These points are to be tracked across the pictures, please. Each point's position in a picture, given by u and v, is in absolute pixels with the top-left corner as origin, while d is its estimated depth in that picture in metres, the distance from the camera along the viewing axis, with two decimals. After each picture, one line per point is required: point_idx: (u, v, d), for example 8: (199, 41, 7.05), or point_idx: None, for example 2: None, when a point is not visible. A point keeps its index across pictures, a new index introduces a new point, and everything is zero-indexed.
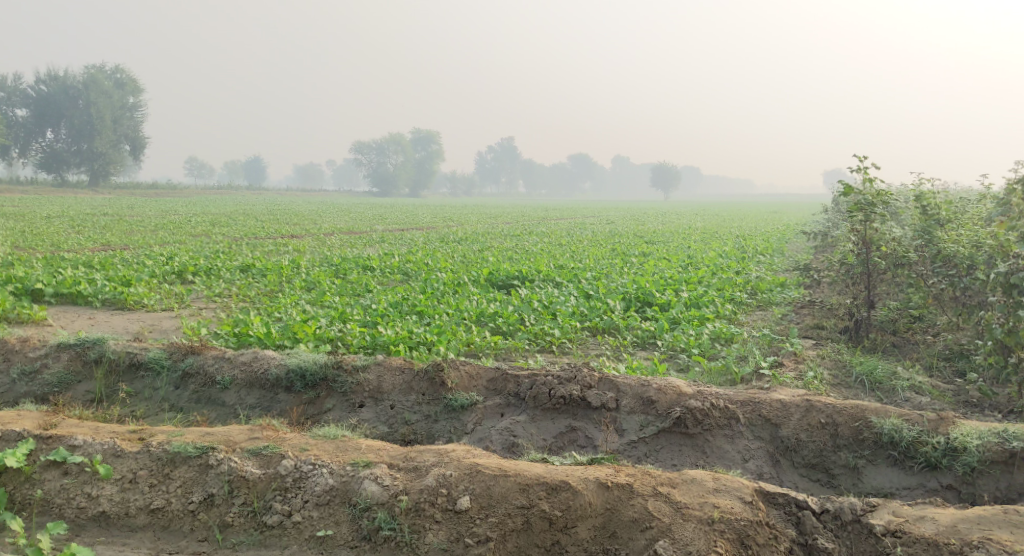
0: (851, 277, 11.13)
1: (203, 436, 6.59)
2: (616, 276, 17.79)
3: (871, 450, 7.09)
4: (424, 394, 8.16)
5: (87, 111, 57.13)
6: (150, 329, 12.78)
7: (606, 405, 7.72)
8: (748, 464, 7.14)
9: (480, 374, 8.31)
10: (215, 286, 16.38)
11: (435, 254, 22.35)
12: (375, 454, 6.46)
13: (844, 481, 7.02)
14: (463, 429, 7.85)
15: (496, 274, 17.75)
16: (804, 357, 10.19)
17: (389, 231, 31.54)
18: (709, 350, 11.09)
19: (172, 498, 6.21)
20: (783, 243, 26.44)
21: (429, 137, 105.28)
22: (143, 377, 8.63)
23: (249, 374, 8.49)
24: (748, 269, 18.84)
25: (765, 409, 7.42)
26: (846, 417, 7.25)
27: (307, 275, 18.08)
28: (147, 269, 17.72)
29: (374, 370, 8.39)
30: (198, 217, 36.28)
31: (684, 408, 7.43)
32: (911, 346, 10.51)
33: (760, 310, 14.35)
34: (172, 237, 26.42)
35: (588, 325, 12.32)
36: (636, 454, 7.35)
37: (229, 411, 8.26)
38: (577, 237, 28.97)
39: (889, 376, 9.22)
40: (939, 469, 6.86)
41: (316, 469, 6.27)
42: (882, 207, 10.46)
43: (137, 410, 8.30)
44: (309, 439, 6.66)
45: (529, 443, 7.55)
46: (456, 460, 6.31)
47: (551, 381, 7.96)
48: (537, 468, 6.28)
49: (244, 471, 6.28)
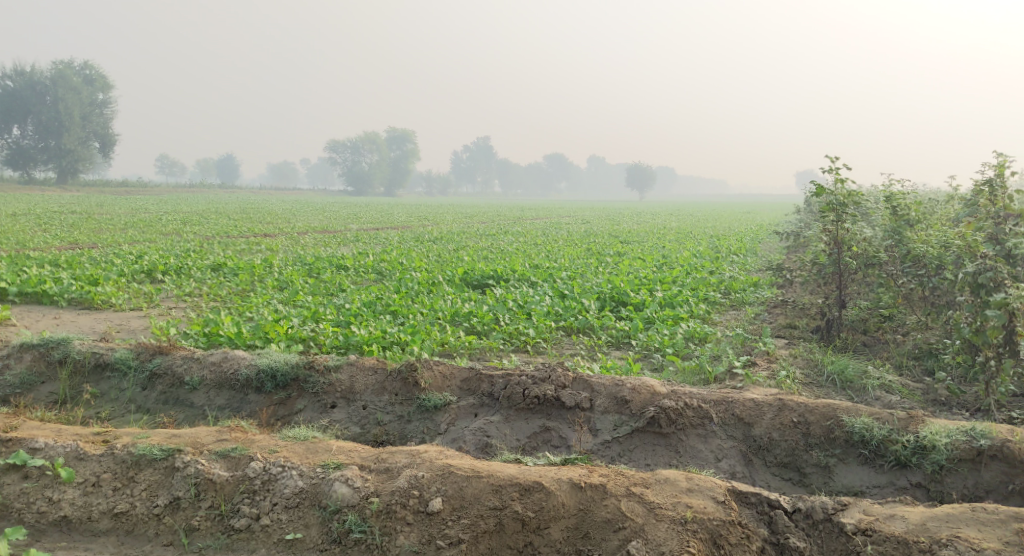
0: (822, 277, 11.16)
1: (170, 438, 6.48)
2: (590, 275, 17.79)
3: (842, 448, 7.10)
4: (397, 395, 8.08)
5: (55, 108, 56.32)
6: (118, 330, 12.60)
7: (580, 405, 7.68)
8: (721, 464, 7.14)
9: (454, 374, 8.24)
10: (185, 286, 16.19)
11: (410, 253, 22.23)
12: (346, 455, 6.38)
13: (815, 479, 7.02)
14: (436, 429, 7.78)
15: (470, 274, 17.68)
16: (776, 357, 10.23)
17: (363, 230, 31.32)
18: (683, 349, 11.10)
19: (136, 501, 6.10)
20: (757, 243, 26.57)
21: (404, 136, 104.84)
22: (109, 378, 8.51)
23: (218, 374, 8.38)
24: (722, 269, 18.92)
25: (738, 408, 7.42)
26: (818, 416, 7.27)
27: (280, 274, 17.91)
28: (115, 269, 17.48)
29: (347, 371, 8.30)
30: (169, 215, 35.87)
31: (657, 407, 7.41)
32: (881, 345, 10.59)
33: (733, 310, 14.40)
34: (142, 236, 26.10)
35: (562, 325, 12.29)
36: (610, 454, 7.32)
37: (197, 412, 8.14)
38: (552, 236, 28.93)
39: (860, 375, 9.28)
40: (908, 468, 6.89)
41: (285, 471, 6.18)
42: (853, 207, 10.57)
43: (102, 411, 8.18)
44: (278, 441, 6.56)
45: (502, 443, 7.50)
46: (428, 461, 6.24)
47: (525, 381, 7.92)
48: (509, 469, 6.23)
49: (211, 474, 6.17)
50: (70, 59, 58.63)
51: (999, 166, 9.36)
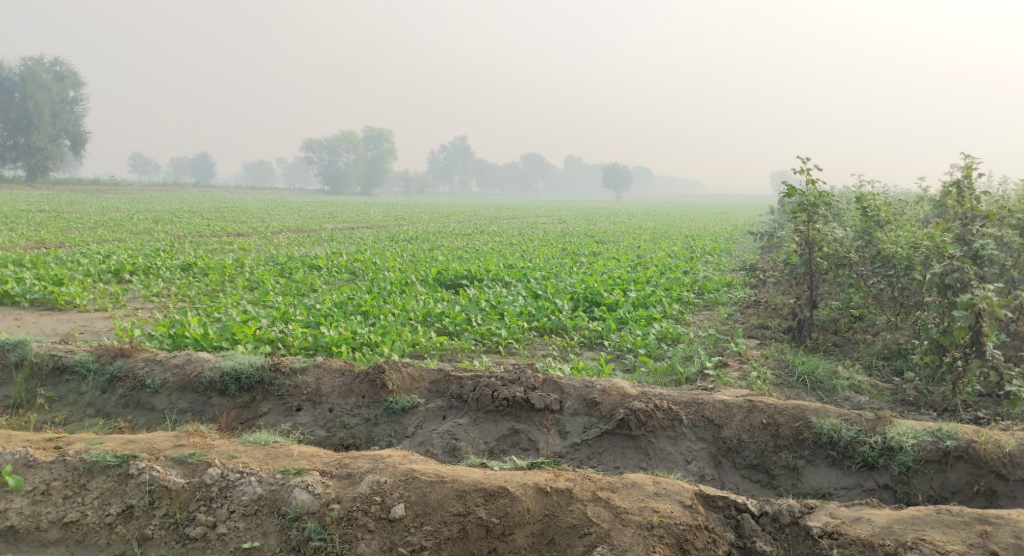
0: (793, 278, 11.18)
1: (124, 444, 6.31)
2: (565, 275, 17.73)
3: (811, 450, 7.06)
4: (364, 397, 7.96)
5: (24, 105, 55.49)
6: (82, 331, 12.38)
7: (549, 407, 7.60)
8: (690, 466, 7.08)
9: (422, 376, 8.12)
10: (153, 286, 15.94)
11: (384, 253, 22.04)
12: (307, 460, 6.25)
13: (784, 481, 6.98)
14: (403, 432, 7.67)
15: (444, 273, 17.55)
16: (748, 357, 10.21)
17: (337, 229, 31.05)
18: (655, 350, 11.05)
19: (88, 510, 5.93)
20: (731, 243, 26.64)
21: (381, 135, 104.38)
22: (67, 381, 8.38)
23: (181, 377, 8.24)
24: (696, 269, 18.91)
25: (708, 410, 7.37)
26: (787, 417, 7.23)
27: (250, 274, 17.70)
28: (81, 268, 17.20)
29: (313, 373, 8.17)
30: (140, 214, 35.44)
31: (627, 409, 7.34)
32: (852, 346, 10.60)
33: (706, 310, 14.38)
34: (112, 235, 25.73)
35: (535, 326, 12.20)
36: (579, 457, 7.24)
37: (158, 416, 7.98)
38: (528, 236, 28.81)
39: (831, 375, 9.27)
40: (876, 469, 6.87)
41: (243, 477, 6.04)
42: (824, 208, 10.59)
43: (60, 415, 8.03)
44: (238, 446, 6.41)
45: (470, 446, 7.39)
46: (391, 466, 6.13)
47: (494, 383, 7.82)
48: (474, 474, 6.13)
49: (166, 481, 6.02)
50: (40, 55, 57.77)
51: (967, 167, 9.40)
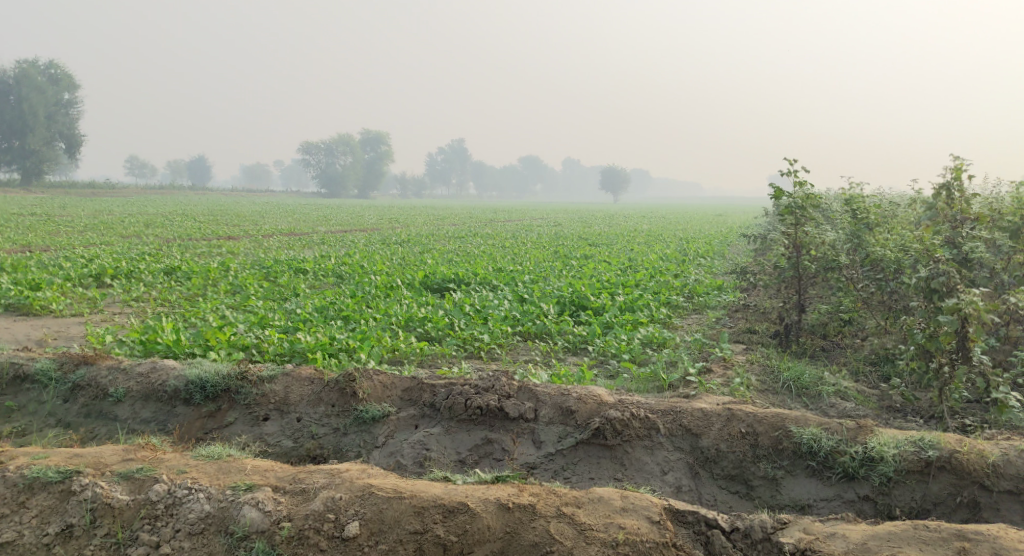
0: (783, 280, 10.94)
1: (70, 459, 6.07)
2: (554, 279, 17.48)
3: (790, 460, 6.83)
4: (333, 406, 7.71)
5: (19, 108, 55.20)
6: (54, 337, 12.13)
7: (523, 416, 7.35)
8: (667, 477, 6.84)
9: (395, 384, 7.86)
10: (134, 290, 15.69)
11: (374, 256, 21.77)
12: (260, 475, 6.03)
13: (762, 492, 6.76)
14: (373, 442, 7.42)
15: (431, 277, 17.31)
16: (733, 362, 9.97)
17: (329, 233, 30.78)
18: (639, 355, 10.77)
19: (25, 530, 5.68)
20: (725, 246, 26.40)
21: (378, 138, 104.05)
22: (28, 390, 8.14)
23: (145, 386, 8.00)
24: (688, 272, 18.68)
25: (686, 418, 7.13)
26: (766, 426, 7.00)
27: (234, 278, 17.42)
28: (63, 273, 16.94)
29: (282, 381, 7.92)
30: (132, 217, 35.23)
31: (603, 418, 7.10)
32: (840, 351, 10.37)
33: (695, 314, 14.16)
34: (100, 239, 25.47)
35: (519, 331, 11.95)
36: (553, 468, 6.99)
37: (120, 426, 7.74)
38: (521, 239, 28.57)
39: (817, 381, 9.03)
40: (856, 480, 6.63)
41: (191, 494, 5.82)
42: (812, 210, 10.37)
43: (18, 425, 7.80)
44: (189, 460, 6.18)
45: (441, 457, 7.14)
46: (347, 482, 5.92)
47: (468, 390, 7.57)
48: (434, 489, 5.92)
49: (110, 498, 5.78)
50: (34, 58, 57.48)
51: (957, 168, 9.18)
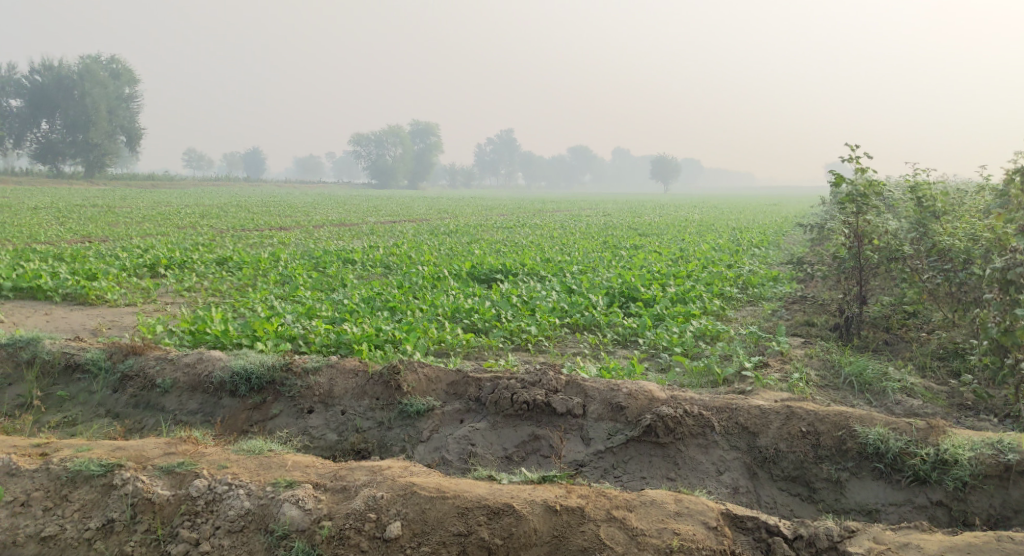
0: (843, 271, 10.63)
1: (112, 452, 6.02)
2: (603, 270, 17.18)
3: (855, 462, 6.50)
4: (378, 399, 7.57)
5: (81, 103, 56.39)
6: (108, 327, 12.23)
7: (571, 412, 7.12)
8: (722, 478, 6.56)
9: (440, 377, 7.70)
10: (186, 281, 15.82)
11: (422, 247, 21.69)
12: (301, 471, 5.91)
13: (825, 495, 6.44)
14: (418, 437, 7.26)
15: (478, 267, 17.15)
16: (790, 357, 9.61)
17: (379, 223, 30.88)
18: (692, 349, 10.44)
19: (67, 524, 5.62)
20: (779, 235, 25.79)
21: (428, 128, 104.31)
22: (78, 380, 8.16)
23: (192, 377, 7.95)
24: (742, 263, 18.21)
25: (742, 416, 6.83)
26: (829, 425, 6.67)
27: (284, 268, 17.46)
28: (118, 263, 17.15)
29: (326, 373, 7.81)
30: (188, 208, 35.82)
31: (655, 415, 6.83)
32: (904, 345, 9.95)
33: (749, 305, 13.77)
34: (156, 230, 25.86)
35: (568, 322, 11.73)
36: (603, 466, 6.75)
37: (168, 417, 7.71)
38: (570, 229, 28.35)
39: (880, 376, 8.63)
40: (928, 484, 6.28)
41: (232, 490, 5.72)
42: (875, 198, 9.94)
43: (68, 416, 7.81)
44: (229, 455, 6.09)
45: (486, 453, 6.96)
46: (389, 480, 5.77)
47: (514, 385, 7.37)
48: (479, 489, 5.74)
49: (151, 493, 5.71)
50: (97, 53, 58.98)
51: None
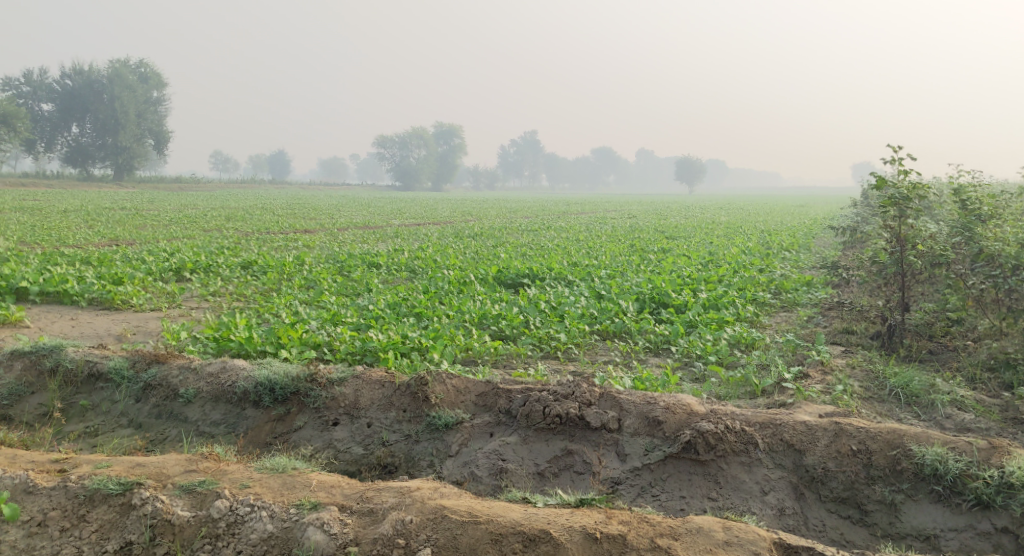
0: (883, 277, 10.25)
1: (131, 469, 5.81)
2: (631, 274, 16.89)
3: (910, 483, 6.22)
4: (405, 411, 7.32)
5: (111, 106, 56.85)
6: (133, 333, 12.10)
7: (606, 426, 6.84)
8: (768, 498, 6.26)
9: (469, 388, 7.45)
10: (211, 285, 15.69)
11: (447, 250, 21.47)
12: (326, 492, 5.68)
13: (879, 518, 6.17)
14: (446, 451, 7.00)
15: (505, 271, 16.91)
16: (832, 367, 9.26)
17: (404, 226, 30.77)
18: (727, 357, 10.10)
19: (84, 546, 5.43)
20: (809, 238, 25.35)
21: (452, 130, 104.32)
22: (101, 389, 7.98)
23: (215, 387, 7.75)
24: (773, 266, 17.85)
25: (787, 433, 6.54)
26: (881, 444, 6.38)
27: (309, 272, 17.31)
28: (144, 267, 17.08)
29: (352, 384, 7.58)
30: (215, 210, 35.98)
31: (694, 431, 6.54)
32: (950, 354, 9.57)
33: (784, 312, 13.42)
34: (182, 233, 25.86)
35: (597, 329, 11.45)
36: (641, 484, 6.46)
37: (191, 428, 7.50)
38: (597, 231, 28.10)
39: (928, 388, 8.27)
40: (992, 509, 5.99)
41: (254, 512, 5.49)
42: (918, 201, 9.55)
43: (91, 426, 7.63)
44: (252, 473, 5.86)
45: (518, 469, 6.69)
46: (419, 502, 5.54)
47: (546, 397, 7.09)
48: (513, 513, 5.49)
49: (171, 514, 5.50)
50: (126, 58, 59.54)
51: None
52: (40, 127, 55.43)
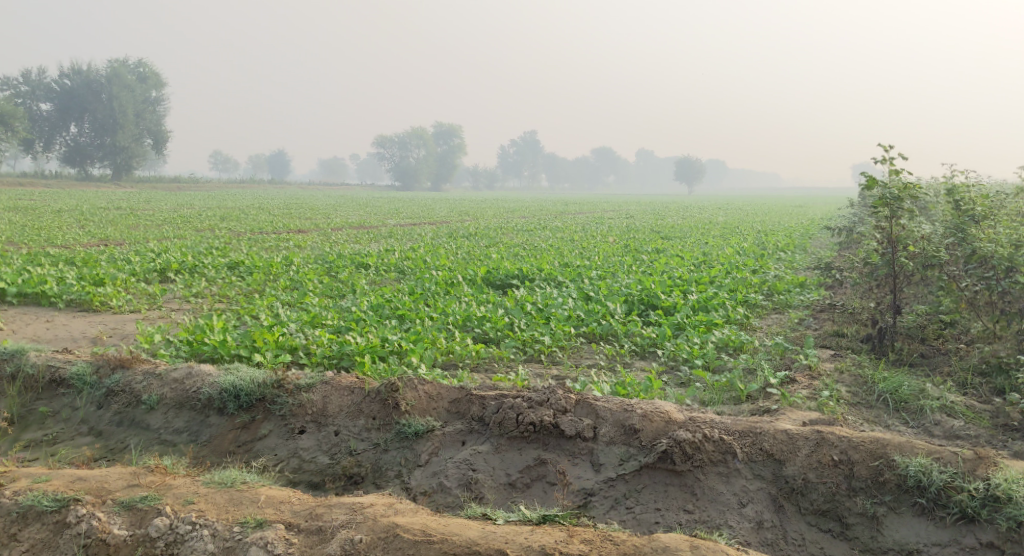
0: (875, 278, 9.96)
1: (72, 484, 5.74)
2: (622, 275, 16.60)
3: (893, 495, 5.98)
4: (374, 419, 7.06)
5: (109, 106, 56.62)
6: (109, 335, 11.82)
7: (581, 435, 6.58)
8: (745, 511, 6.01)
9: (442, 395, 7.19)
10: (194, 286, 15.41)
11: (439, 250, 21.16)
12: (274, 509, 5.57)
13: (860, 532, 5.91)
14: (415, 461, 6.73)
15: (494, 273, 16.63)
16: (820, 371, 8.97)
17: (398, 226, 30.42)
18: (714, 361, 9.81)
19: None
20: (806, 239, 25.05)
21: (452, 131, 103.97)
22: (62, 396, 7.72)
23: (180, 393, 7.50)
24: (767, 267, 17.57)
25: (768, 442, 6.28)
26: (864, 454, 6.14)
27: (296, 273, 17.01)
28: (128, 268, 16.78)
29: (320, 390, 7.32)
30: (209, 210, 35.56)
31: (671, 440, 6.29)
32: (941, 358, 9.31)
33: (775, 313, 13.15)
34: (172, 233, 25.53)
35: (583, 332, 11.18)
36: (615, 496, 6.20)
37: (152, 436, 7.24)
38: (591, 232, 27.81)
39: (917, 394, 8.01)
40: (977, 523, 5.77)
41: (194, 530, 5.42)
42: (910, 202, 9.31)
43: (49, 434, 7.36)
44: (198, 488, 5.76)
45: (489, 479, 6.43)
46: (370, 520, 5.40)
47: (520, 404, 6.83)
48: (469, 532, 5.34)
49: (106, 533, 5.44)
50: (124, 58, 59.33)
51: None
52: (37, 127, 55.13)
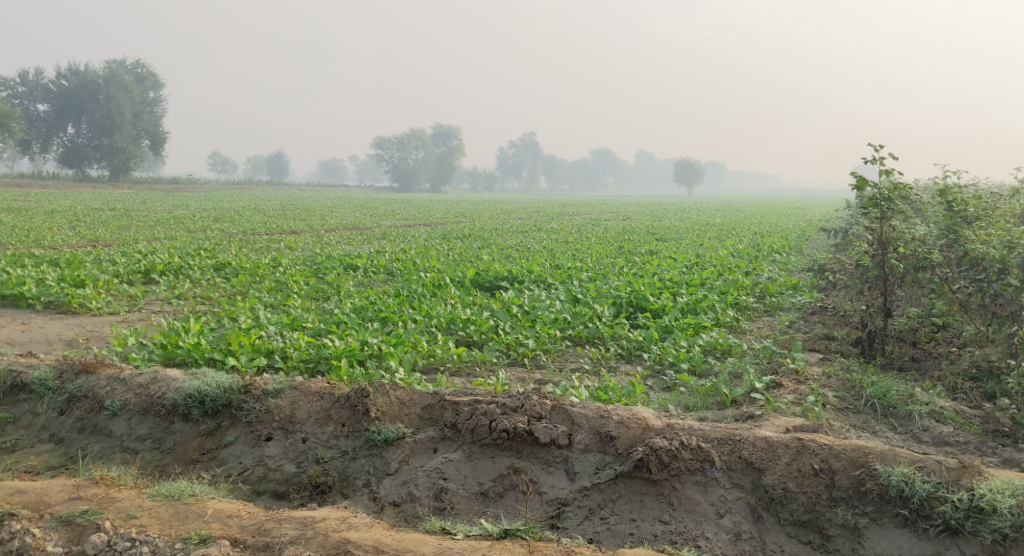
0: (865, 281, 9.75)
1: (10, 498, 5.59)
2: (614, 277, 16.33)
3: (875, 506, 5.77)
4: (343, 426, 6.82)
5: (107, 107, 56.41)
6: (85, 338, 11.57)
7: (556, 442, 6.33)
8: (723, 521, 5.79)
9: (414, 400, 6.94)
10: (178, 288, 15.16)
11: (430, 252, 20.90)
12: (221, 524, 5.45)
13: (841, 544, 5.69)
14: (384, 469, 6.49)
15: (482, 274, 16.37)
16: (806, 375, 8.74)
17: (392, 227, 30.15)
18: (700, 365, 9.56)
19: None
20: (803, 241, 24.72)
21: (451, 132, 103.55)
22: (23, 402, 7.47)
23: (144, 399, 7.25)
24: (761, 270, 17.31)
25: (747, 450, 6.05)
26: (845, 463, 5.93)
27: (283, 275, 16.75)
28: (111, 269, 16.51)
29: (288, 396, 7.07)
30: (203, 211, 35.30)
31: (647, 448, 6.05)
32: (932, 362, 9.08)
33: (766, 316, 12.90)
34: (164, 234, 25.31)
35: (570, 335, 10.92)
36: (589, 506, 5.96)
37: (114, 443, 7.00)
38: (587, 233, 27.53)
39: (905, 399, 7.78)
40: (961, 535, 5.56)
41: (134, 546, 5.27)
42: (900, 203, 9.03)
43: (8, 440, 7.11)
44: (142, 502, 5.62)
45: (460, 489, 6.19)
46: (321, 537, 5.31)
47: (494, 411, 6.58)
48: (424, 549, 5.26)
49: (41, 549, 5.28)
50: (122, 58, 59.11)
51: None
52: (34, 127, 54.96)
